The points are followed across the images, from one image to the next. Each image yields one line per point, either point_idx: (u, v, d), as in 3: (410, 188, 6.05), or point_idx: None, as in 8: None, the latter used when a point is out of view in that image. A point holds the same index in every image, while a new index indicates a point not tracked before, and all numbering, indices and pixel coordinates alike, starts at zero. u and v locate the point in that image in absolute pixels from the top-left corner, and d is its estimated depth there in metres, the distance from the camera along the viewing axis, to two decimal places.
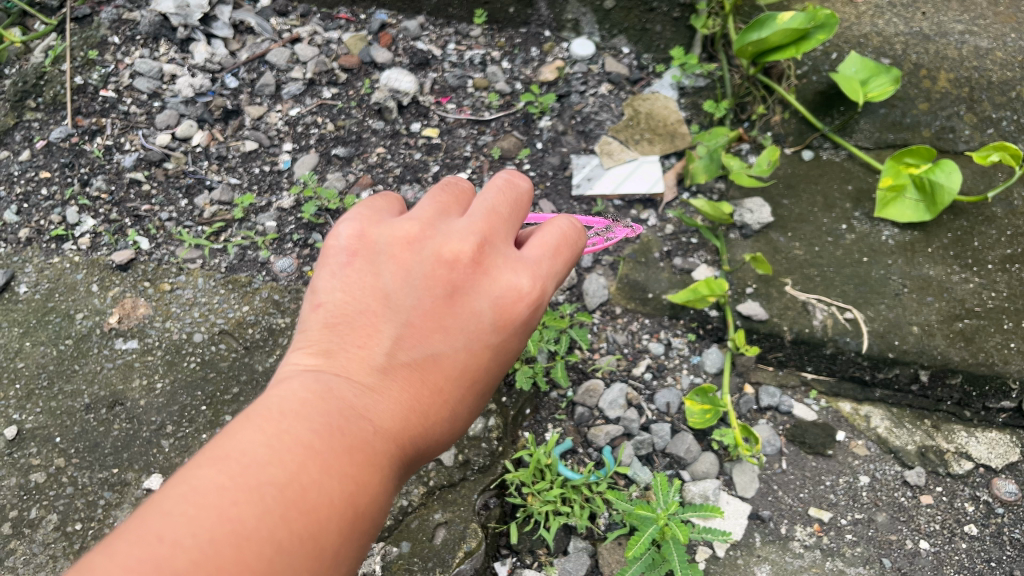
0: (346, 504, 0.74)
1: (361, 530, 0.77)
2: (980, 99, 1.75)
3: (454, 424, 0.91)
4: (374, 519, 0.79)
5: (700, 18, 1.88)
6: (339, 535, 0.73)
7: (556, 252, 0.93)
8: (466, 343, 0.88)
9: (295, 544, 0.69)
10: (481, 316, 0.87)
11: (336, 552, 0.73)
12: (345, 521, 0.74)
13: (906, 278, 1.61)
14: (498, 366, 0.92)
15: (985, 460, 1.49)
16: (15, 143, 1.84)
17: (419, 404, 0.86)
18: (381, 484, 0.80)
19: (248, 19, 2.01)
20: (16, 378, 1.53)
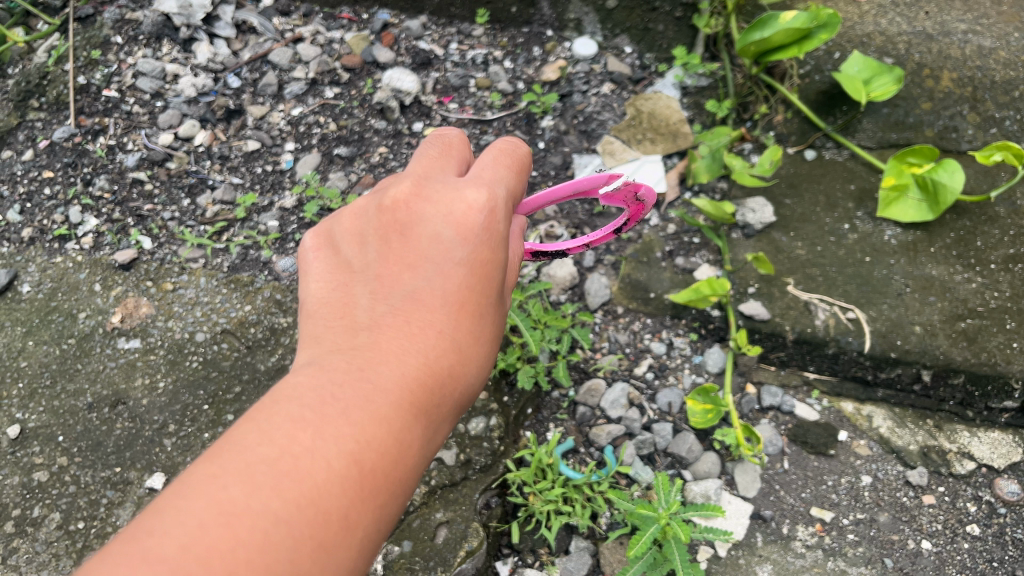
0: (349, 457, 0.74)
1: (378, 479, 0.76)
2: (983, 98, 1.75)
3: (466, 362, 0.90)
4: (394, 468, 0.78)
5: (703, 18, 1.87)
6: (345, 482, 0.73)
7: (496, 164, 0.98)
8: (438, 274, 0.90)
9: (294, 507, 0.69)
10: (443, 243, 0.91)
11: (348, 506, 0.73)
12: (349, 471, 0.74)
13: (909, 278, 1.60)
14: (489, 289, 0.92)
15: (987, 460, 1.49)
16: (19, 143, 1.85)
17: (418, 346, 0.86)
18: (396, 434, 0.79)
19: (251, 18, 2.01)
20: (19, 377, 1.54)
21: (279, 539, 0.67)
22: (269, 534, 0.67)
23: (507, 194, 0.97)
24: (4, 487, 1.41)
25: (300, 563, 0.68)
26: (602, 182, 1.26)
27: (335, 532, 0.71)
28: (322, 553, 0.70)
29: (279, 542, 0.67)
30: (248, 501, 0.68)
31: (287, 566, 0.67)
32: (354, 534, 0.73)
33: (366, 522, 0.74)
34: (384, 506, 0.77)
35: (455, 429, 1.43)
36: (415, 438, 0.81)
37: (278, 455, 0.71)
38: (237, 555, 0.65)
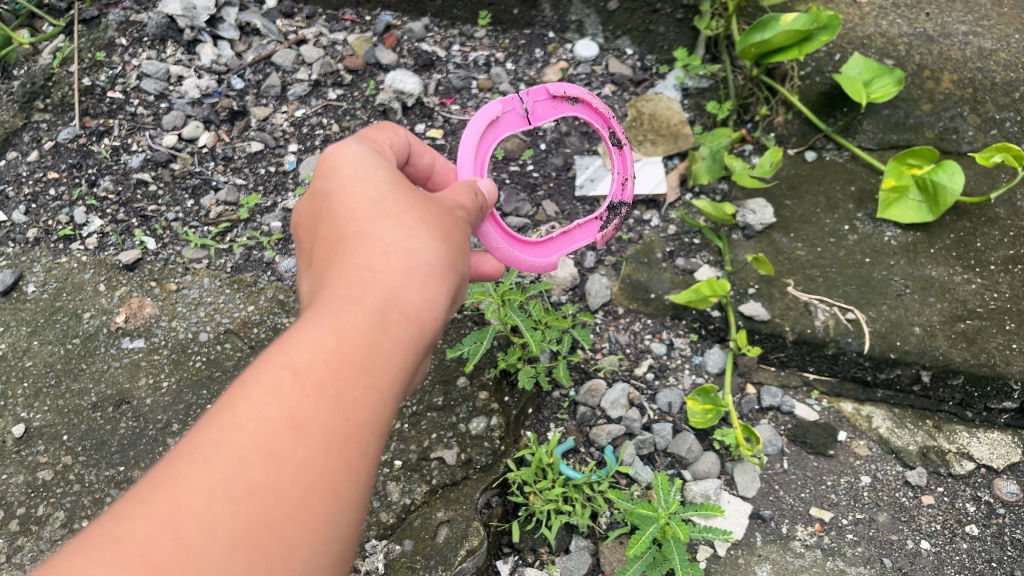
0: (279, 367, 0.78)
1: (320, 370, 0.78)
2: (984, 100, 1.75)
3: (392, 242, 0.92)
4: (340, 356, 0.80)
5: (704, 20, 1.88)
6: (277, 385, 0.76)
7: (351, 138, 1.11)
8: (336, 208, 0.96)
9: (231, 432, 0.72)
10: (322, 193, 0.99)
11: (291, 405, 0.75)
12: (282, 379, 0.77)
13: (909, 279, 1.61)
14: (383, 191, 0.97)
15: (986, 461, 1.50)
16: (24, 144, 1.87)
17: (339, 261, 0.91)
18: (334, 335, 0.81)
19: (255, 20, 2.03)
20: (24, 376, 1.55)
21: (220, 463, 0.70)
22: (211, 461, 0.70)
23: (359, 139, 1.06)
24: (9, 485, 1.42)
25: (256, 474, 0.71)
26: (497, 107, 1.25)
27: (282, 435, 0.73)
28: (278, 457, 0.72)
29: (221, 464, 0.70)
30: (188, 446, 0.72)
31: (240, 481, 0.70)
32: (311, 430, 0.75)
33: (323, 413, 0.76)
34: (344, 393, 0.78)
35: (457, 428, 1.45)
36: (359, 324, 0.83)
37: (211, 410, 0.76)
38: (185, 488, 0.68)
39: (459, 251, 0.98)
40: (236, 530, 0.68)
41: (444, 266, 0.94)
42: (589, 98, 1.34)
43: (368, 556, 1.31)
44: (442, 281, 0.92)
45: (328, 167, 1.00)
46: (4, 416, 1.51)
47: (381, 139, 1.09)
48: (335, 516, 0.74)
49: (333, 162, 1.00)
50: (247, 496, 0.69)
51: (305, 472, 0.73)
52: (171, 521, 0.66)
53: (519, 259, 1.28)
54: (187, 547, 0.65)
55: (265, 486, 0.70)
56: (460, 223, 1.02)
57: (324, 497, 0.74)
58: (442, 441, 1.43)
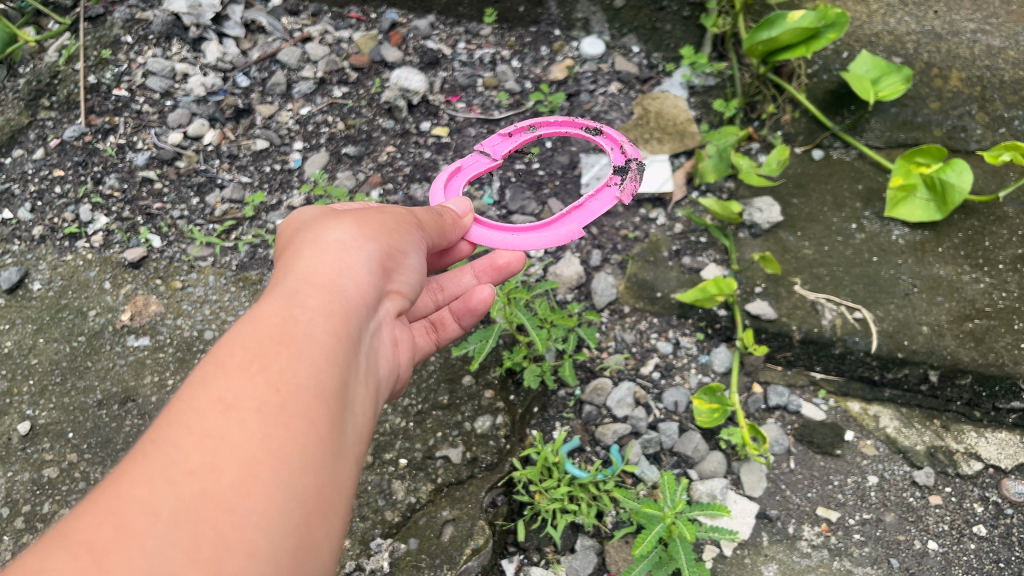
0: (206, 366, 0.80)
1: (242, 354, 0.80)
2: (992, 98, 1.74)
3: (312, 243, 0.96)
4: (262, 336, 0.82)
5: (710, 18, 1.87)
6: (204, 378, 0.78)
7: None
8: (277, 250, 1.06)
9: (165, 428, 0.75)
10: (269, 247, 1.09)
11: (217, 391, 0.77)
12: (207, 375, 0.79)
13: (917, 278, 1.60)
14: (306, 219, 1.06)
15: (994, 461, 1.49)
16: (30, 141, 1.87)
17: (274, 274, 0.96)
18: (249, 326, 0.84)
19: (260, 18, 2.02)
20: (30, 374, 1.56)
21: (157, 455, 0.73)
22: (148, 457, 0.73)
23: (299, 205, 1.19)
24: (15, 483, 1.42)
25: (191, 457, 0.72)
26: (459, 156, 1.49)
27: (212, 415, 0.75)
28: (210, 438, 0.73)
29: (158, 456, 0.73)
30: (133, 455, 0.75)
31: (178, 465, 0.72)
32: (239, 406, 0.76)
33: (247, 386, 0.77)
34: (270, 366, 0.79)
35: (462, 427, 1.44)
36: (279, 312, 0.85)
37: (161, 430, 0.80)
38: (125, 485, 0.71)
39: (385, 227, 1.02)
40: (177, 508, 0.69)
41: (365, 242, 0.98)
42: (542, 120, 1.56)
43: (373, 554, 1.31)
44: (360, 251, 0.96)
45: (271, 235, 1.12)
46: (10, 413, 1.51)
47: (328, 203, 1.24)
48: (283, 481, 0.74)
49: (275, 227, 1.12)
50: (185, 477, 0.71)
51: (239, 444, 0.73)
52: (113, 514, 0.69)
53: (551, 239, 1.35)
54: (132, 531, 0.67)
55: (202, 465, 0.72)
56: (383, 210, 1.06)
57: (266, 464, 0.74)
58: (447, 440, 1.43)
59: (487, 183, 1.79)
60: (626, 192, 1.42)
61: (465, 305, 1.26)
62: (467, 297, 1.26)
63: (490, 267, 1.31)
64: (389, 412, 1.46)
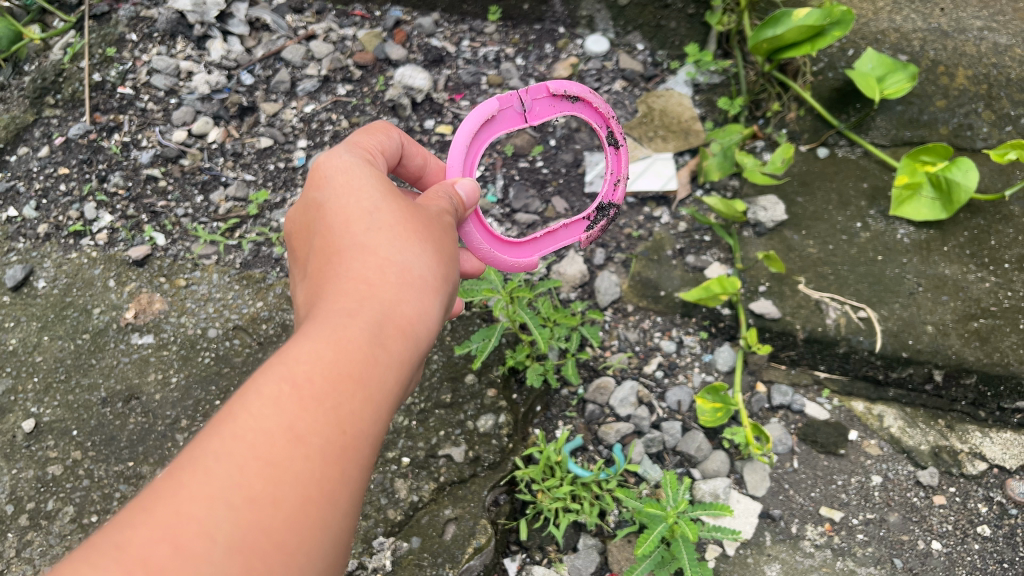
0: (279, 379, 0.77)
1: (318, 382, 0.78)
2: (999, 96, 1.73)
3: (389, 259, 0.91)
4: (337, 367, 0.80)
5: (715, 15, 1.86)
6: (277, 399, 0.76)
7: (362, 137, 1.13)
8: (331, 215, 0.98)
9: (232, 441, 0.72)
10: (321, 203, 1.00)
11: (289, 417, 0.75)
12: (282, 391, 0.76)
13: (922, 277, 1.59)
14: (378, 201, 0.97)
15: (999, 461, 1.48)
16: (35, 139, 1.88)
17: (336, 269, 0.92)
18: (323, 344, 0.81)
19: (265, 15, 2.02)
20: (35, 371, 1.56)
21: (222, 472, 0.70)
22: (211, 469, 0.70)
23: (352, 146, 1.08)
24: (20, 480, 1.43)
25: (254, 483, 0.71)
26: (493, 105, 1.19)
27: (281, 444, 0.73)
28: (273, 468, 0.72)
29: (223, 473, 0.70)
30: (188, 455, 0.72)
31: (240, 490, 0.70)
32: (308, 441, 0.75)
33: (321, 422, 0.76)
34: (341, 407, 0.78)
35: (464, 426, 1.45)
36: (353, 342, 0.83)
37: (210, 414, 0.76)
38: (186, 497, 0.68)
39: (451, 257, 0.99)
40: (235, 539, 0.68)
41: (440, 279, 0.95)
42: (591, 96, 1.27)
43: (375, 552, 1.31)
44: (436, 291, 0.93)
45: (321, 178, 1.02)
46: (15, 411, 1.52)
47: (374, 146, 1.13)
48: (327, 526, 0.75)
49: (328, 173, 1.02)
50: (247, 504, 0.70)
51: (300, 481, 0.73)
52: (172, 529, 0.66)
53: (508, 265, 1.30)
54: (187, 553, 0.66)
55: (264, 496, 0.71)
56: (450, 230, 1.02)
57: (318, 505, 0.74)
58: (450, 439, 1.43)
59: (491, 181, 1.79)
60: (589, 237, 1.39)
61: None
62: None
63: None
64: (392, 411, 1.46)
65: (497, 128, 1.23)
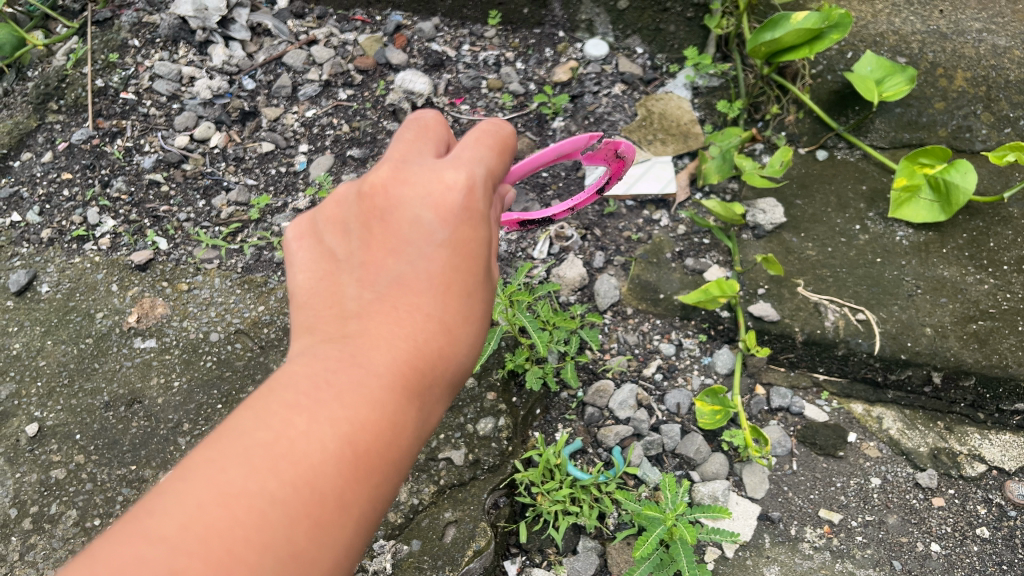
0: (345, 440, 0.72)
1: (378, 463, 0.74)
2: (998, 98, 1.74)
3: (458, 342, 0.84)
4: (390, 450, 0.75)
5: (714, 18, 1.86)
6: (338, 465, 0.71)
7: (504, 146, 0.92)
8: (425, 251, 0.84)
9: (291, 491, 0.68)
10: (422, 226, 0.85)
11: (344, 488, 0.71)
12: (347, 460, 0.72)
13: (920, 279, 1.60)
14: (479, 268, 0.86)
15: (998, 463, 1.49)
16: (38, 145, 1.89)
17: (410, 322, 0.82)
18: (389, 417, 0.76)
19: (266, 20, 2.03)
20: (38, 376, 1.58)
21: (275, 523, 0.66)
22: (266, 520, 0.66)
23: (488, 170, 0.88)
24: (23, 484, 1.44)
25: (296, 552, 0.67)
26: (584, 141, 1.26)
27: (330, 514, 0.69)
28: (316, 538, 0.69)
29: (274, 524, 0.66)
30: (243, 486, 0.67)
31: (283, 548, 0.66)
32: (351, 521, 0.71)
33: (365, 506, 0.73)
34: (383, 490, 0.75)
35: (464, 429, 1.45)
36: (409, 422, 0.78)
37: (274, 441, 0.70)
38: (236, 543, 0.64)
39: None
40: None
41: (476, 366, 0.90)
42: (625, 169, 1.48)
43: (376, 555, 1.33)
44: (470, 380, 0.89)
45: (440, 201, 0.85)
46: (19, 415, 1.53)
47: (502, 176, 0.92)
48: None
49: (452, 204, 0.85)
50: (286, 566, 0.66)
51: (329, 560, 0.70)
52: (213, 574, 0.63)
53: None
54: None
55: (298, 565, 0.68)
56: None
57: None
58: (450, 442, 1.44)
59: None
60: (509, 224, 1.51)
61: None
62: None
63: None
64: None
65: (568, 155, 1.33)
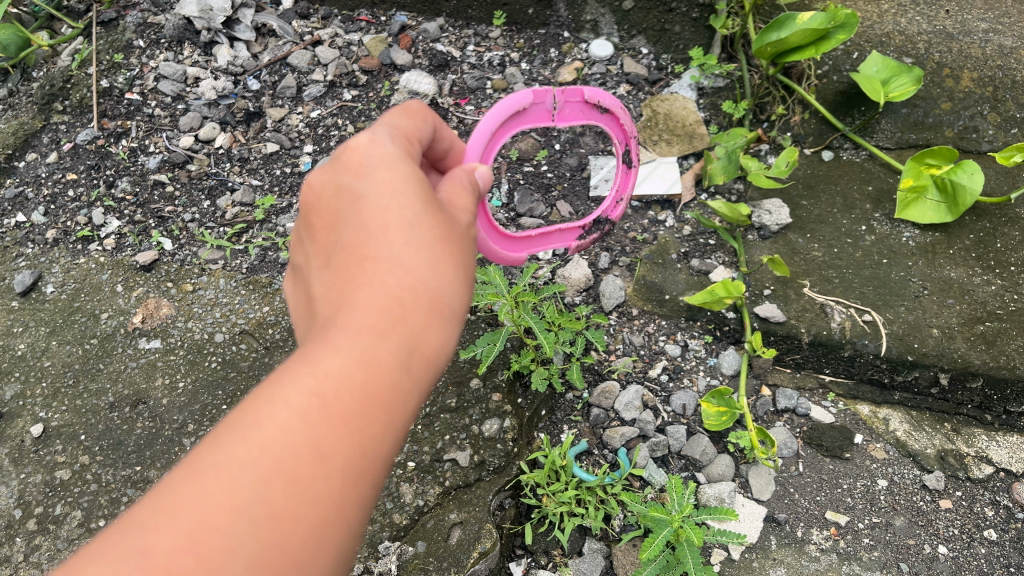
0: (307, 392, 0.73)
1: (349, 403, 0.74)
2: (1004, 98, 1.73)
3: (423, 273, 0.82)
4: (364, 391, 0.75)
5: (720, 18, 1.85)
6: (306, 415, 0.72)
7: (405, 112, 0.97)
8: (365, 211, 0.86)
9: (256, 453, 0.69)
10: (355, 192, 0.87)
11: (316, 434, 0.72)
12: (309, 407, 0.72)
13: (927, 280, 1.59)
14: (420, 203, 0.86)
15: (1005, 465, 1.49)
16: (43, 145, 1.90)
17: (366, 274, 0.82)
18: (350, 361, 0.76)
19: (271, 21, 2.04)
20: (43, 376, 1.58)
21: (245, 483, 0.68)
22: (236, 482, 0.68)
23: (391, 128, 0.93)
24: (28, 485, 1.44)
25: (278, 502, 0.68)
26: (528, 96, 1.29)
27: (304, 464, 0.70)
28: (297, 486, 0.69)
29: (246, 484, 0.68)
30: (214, 459, 0.69)
31: (262, 505, 0.68)
32: (333, 462, 0.72)
33: (345, 447, 0.73)
34: (367, 430, 0.74)
35: (470, 430, 1.45)
36: (377, 360, 0.77)
37: (232, 415, 0.73)
38: (211, 510, 0.66)
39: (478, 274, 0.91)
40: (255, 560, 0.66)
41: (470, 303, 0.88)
42: (620, 112, 1.41)
43: (381, 557, 1.32)
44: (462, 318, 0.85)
45: (357, 163, 0.88)
46: (23, 415, 1.53)
47: (411, 127, 0.96)
48: (345, 548, 0.72)
49: (367, 159, 0.88)
50: (267, 522, 0.67)
51: (323, 504, 0.70)
52: (194, 543, 0.65)
53: (493, 249, 1.35)
54: (207, 562, 0.64)
55: (286, 517, 0.68)
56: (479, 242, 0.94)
57: (337, 525, 0.71)
58: (455, 443, 1.44)
59: (496, 186, 1.79)
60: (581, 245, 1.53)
61: None
62: None
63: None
64: None
65: (523, 120, 1.33)
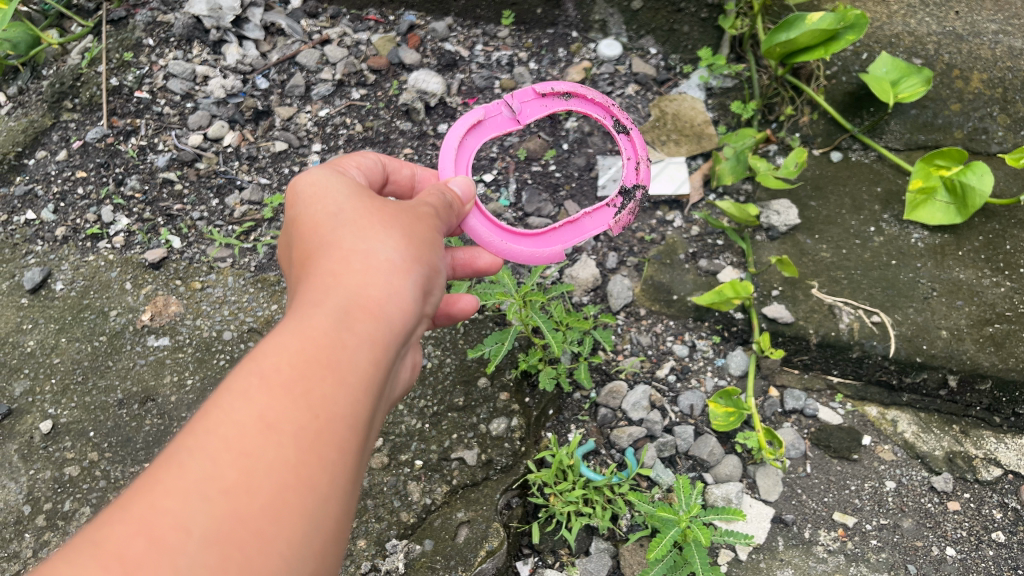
0: (246, 372, 0.77)
1: (287, 371, 0.77)
2: (1014, 100, 1.72)
3: (355, 249, 0.88)
4: (303, 357, 0.78)
5: (728, 19, 1.86)
6: (245, 391, 0.75)
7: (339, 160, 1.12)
8: (305, 226, 0.95)
9: (201, 435, 0.72)
10: (296, 215, 0.97)
11: (258, 407, 0.74)
12: (246, 384, 0.76)
13: (936, 281, 1.59)
14: (347, 203, 0.95)
15: (1014, 467, 1.48)
16: (53, 143, 1.91)
17: (311, 271, 0.89)
18: (286, 337, 0.80)
19: (280, 20, 2.04)
20: (52, 373, 1.58)
21: (191, 464, 0.71)
22: (184, 465, 0.71)
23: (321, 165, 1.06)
24: (37, 481, 1.45)
25: (226, 474, 0.70)
26: (479, 111, 1.29)
27: (248, 433, 0.73)
28: (245, 457, 0.71)
29: (194, 463, 0.71)
30: (166, 456, 0.72)
31: (212, 481, 0.70)
32: (280, 428, 0.74)
33: (290, 410, 0.75)
34: (311, 390, 0.76)
35: (477, 429, 1.45)
36: (316, 330, 0.80)
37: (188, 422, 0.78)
38: (162, 493, 0.69)
39: (427, 241, 0.94)
40: (209, 529, 0.68)
41: (415, 265, 0.90)
42: (581, 90, 1.37)
43: (388, 555, 1.33)
44: (406, 277, 0.88)
45: (292, 196, 1.00)
46: (33, 412, 1.54)
47: (347, 163, 1.11)
48: (309, 512, 0.73)
49: (300, 187, 0.99)
50: (215, 494, 0.69)
51: (274, 469, 0.72)
52: (148, 524, 0.67)
53: (497, 248, 1.26)
54: (163, 546, 0.66)
55: (237, 485, 0.70)
56: (428, 217, 0.99)
57: (297, 490, 0.72)
58: (462, 442, 1.44)
59: (504, 186, 1.79)
60: (619, 224, 1.36)
61: (447, 311, 1.18)
62: (449, 303, 1.18)
63: (467, 264, 1.24)
64: (404, 413, 1.48)
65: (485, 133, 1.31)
